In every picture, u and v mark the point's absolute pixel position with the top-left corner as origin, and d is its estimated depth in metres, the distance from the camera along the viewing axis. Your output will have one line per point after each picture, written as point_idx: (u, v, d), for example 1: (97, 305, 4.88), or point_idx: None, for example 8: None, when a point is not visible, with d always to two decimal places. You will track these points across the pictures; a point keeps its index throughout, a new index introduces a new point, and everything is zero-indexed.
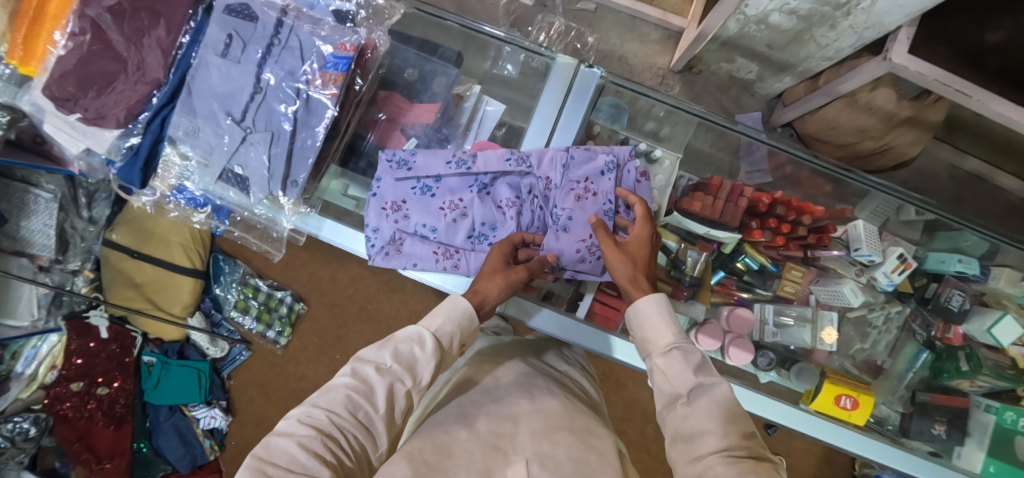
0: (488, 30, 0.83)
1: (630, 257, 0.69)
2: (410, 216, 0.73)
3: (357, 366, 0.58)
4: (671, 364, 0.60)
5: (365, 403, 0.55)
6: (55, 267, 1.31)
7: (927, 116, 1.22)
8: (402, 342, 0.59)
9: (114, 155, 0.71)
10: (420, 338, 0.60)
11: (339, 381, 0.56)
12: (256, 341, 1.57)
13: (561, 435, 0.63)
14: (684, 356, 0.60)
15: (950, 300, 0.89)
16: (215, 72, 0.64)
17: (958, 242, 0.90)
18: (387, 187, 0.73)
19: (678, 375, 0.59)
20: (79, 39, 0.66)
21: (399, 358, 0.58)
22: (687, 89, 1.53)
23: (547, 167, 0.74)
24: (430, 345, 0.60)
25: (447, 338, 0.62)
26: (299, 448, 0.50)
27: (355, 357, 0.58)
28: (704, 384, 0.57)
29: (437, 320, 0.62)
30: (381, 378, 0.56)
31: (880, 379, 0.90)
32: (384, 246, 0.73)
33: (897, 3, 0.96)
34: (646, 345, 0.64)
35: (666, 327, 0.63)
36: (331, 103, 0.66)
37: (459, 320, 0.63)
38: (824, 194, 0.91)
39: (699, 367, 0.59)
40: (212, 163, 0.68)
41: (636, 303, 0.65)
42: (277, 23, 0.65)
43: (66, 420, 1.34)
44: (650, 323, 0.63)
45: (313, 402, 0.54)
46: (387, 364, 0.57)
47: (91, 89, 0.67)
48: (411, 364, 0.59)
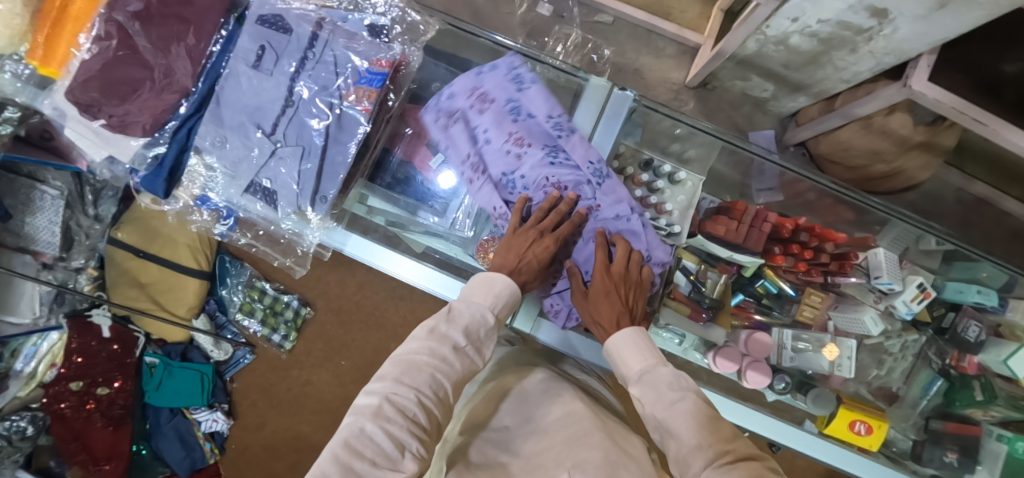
0: (496, 37, 0.81)
1: (595, 305, 0.68)
2: (481, 117, 0.73)
3: (433, 343, 0.57)
4: (646, 392, 0.60)
5: (446, 381, 0.57)
6: (59, 265, 1.27)
7: (940, 141, 1.23)
8: (471, 321, 0.60)
9: (138, 165, 0.69)
10: (484, 319, 0.61)
11: (420, 355, 0.56)
12: (261, 344, 1.55)
13: (597, 437, 0.61)
14: (657, 378, 0.60)
15: (967, 331, 0.88)
16: (246, 83, 0.63)
17: (975, 273, 0.90)
18: (492, 83, 0.74)
19: (652, 400, 0.59)
20: (104, 44, 0.64)
21: (470, 338, 0.60)
22: (700, 105, 1.53)
23: (607, 201, 0.71)
24: (494, 326, 0.62)
25: (506, 313, 0.63)
26: (396, 426, 0.52)
27: (429, 333, 0.58)
28: (674, 403, 0.57)
29: (498, 301, 0.62)
30: (459, 358, 0.58)
31: (894, 405, 0.91)
32: (444, 111, 0.75)
33: (919, 31, 0.97)
34: (623, 377, 0.64)
35: (636, 353, 0.63)
36: (364, 118, 0.65)
37: (512, 301, 0.63)
38: (844, 220, 0.92)
39: (672, 384, 0.59)
40: (240, 175, 0.67)
41: (606, 345, 0.66)
42: (311, 37, 0.64)
43: (64, 419, 1.30)
44: (621, 356, 0.64)
45: (398, 380, 0.54)
46: (462, 343, 0.59)
47: (115, 96, 0.66)
48: (479, 343, 0.61)
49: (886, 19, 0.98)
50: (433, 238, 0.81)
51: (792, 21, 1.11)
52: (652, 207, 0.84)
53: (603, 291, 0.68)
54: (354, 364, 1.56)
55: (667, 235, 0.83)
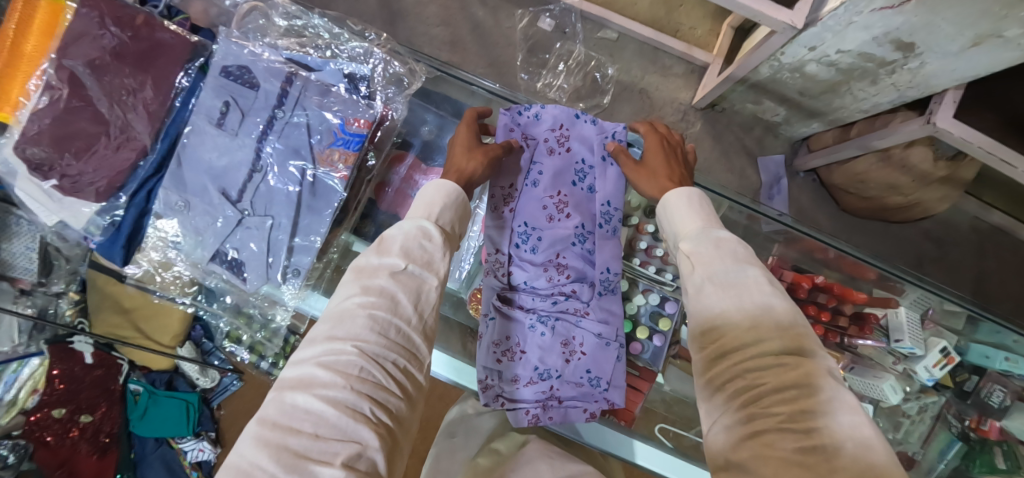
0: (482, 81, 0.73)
1: (652, 169, 0.69)
2: (551, 155, 0.73)
3: (365, 282, 0.49)
4: (698, 246, 0.55)
5: (393, 319, 0.47)
6: (35, 290, 1.03)
7: (961, 173, 1.17)
8: (408, 241, 0.53)
9: (93, 230, 0.61)
10: (425, 233, 0.54)
11: (349, 304, 0.47)
12: (249, 371, 1.48)
13: None
14: (711, 235, 0.55)
15: (990, 396, 0.83)
16: (211, 143, 0.57)
17: (1004, 338, 0.84)
18: (580, 141, 0.74)
19: (705, 257, 0.53)
20: (55, 93, 0.57)
21: (412, 258, 0.52)
22: (709, 127, 1.45)
23: (596, 311, 0.73)
24: (437, 235, 0.55)
25: (449, 225, 0.58)
26: (337, 387, 0.42)
27: (357, 273, 0.49)
28: (737, 270, 0.50)
29: (435, 209, 0.58)
30: (401, 286, 0.49)
31: (910, 471, 0.85)
32: (521, 127, 0.73)
33: (948, 67, 0.90)
34: (675, 236, 0.60)
35: (693, 216, 0.59)
36: (341, 186, 0.59)
37: (454, 205, 0.59)
38: (868, 280, 0.83)
39: (736, 253, 0.52)
40: (203, 243, 0.60)
41: (665, 199, 0.63)
42: (281, 93, 0.58)
43: (47, 445, 1.22)
44: (675, 216, 0.61)
45: (329, 336, 0.45)
46: (400, 266, 0.51)
47: (69, 152, 0.58)
48: (427, 261, 0.53)
49: (912, 52, 0.91)
50: None
51: (810, 49, 1.04)
52: (657, 259, 0.82)
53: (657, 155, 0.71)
54: None
55: (672, 289, 0.82)
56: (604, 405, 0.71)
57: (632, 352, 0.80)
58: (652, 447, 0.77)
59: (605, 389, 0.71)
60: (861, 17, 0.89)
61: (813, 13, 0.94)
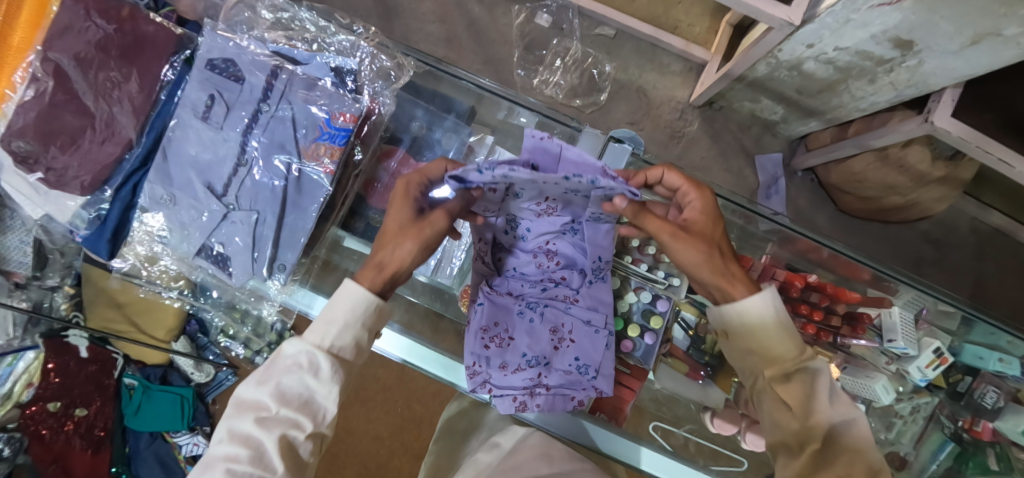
0: (476, 79, 0.73)
1: (706, 243, 0.60)
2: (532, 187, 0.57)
3: (235, 422, 0.51)
4: (794, 389, 0.54)
5: (252, 470, 0.48)
6: (32, 284, 1.11)
7: (960, 174, 1.16)
8: (286, 374, 0.52)
9: (77, 223, 0.61)
10: (309, 365, 0.53)
11: (217, 452, 0.50)
12: (244, 366, 1.47)
13: None
14: (810, 374, 0.55)
15: (984, 397, 0.82)
16: (196, 137, 0.57)
17: (997, 340, 0.83)
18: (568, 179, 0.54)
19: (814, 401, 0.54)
20: (41, 86, 0.57)
21: (286, 400, 0.51)
22: (706, 125, 1.44)
23: (585, 299, 0.73)
24: (323, 366, 0.53)
25: (345, 350, 0.54)
26: None
27: (232, 410, 0.51)
28: (846, 423, 0.53)
29: (330, 332, 0.54)
30: (265, 432, 0.50)
31: (901, 471, 0.85)
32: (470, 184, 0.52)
33: (945, 65, 0.89)
34: (753, 357, 0.58)
35: (780, 337, 0.56)
36: (326, 180, 0.58)
37: (356, 320, 0.55)
38: (862, 280, 0.83)
39: (834, 400, 0.54)
40: (188, 238, 0.60)
41: (744, 307, 0.57)
42: (266, 87, 0.57)
43: (41, 439, 1.24)
44: (761, 333, 0.56)
45: None
46: (271, 410, 0.51)
47: (54, 146, 0.58)
48: (306, 399, 0.52)
49: (910, 51, 0.90)
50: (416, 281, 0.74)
51: (808, 47, 1.03)
52: (649, 257, 0.81)
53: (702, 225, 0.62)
54: None
55: (664, 287, 0.80)
56: (593, 393, 0.71)
57: (623, 350, 0.79)
58: (658, 453, 0.76)
59: (594, 377, 0.70)
60: (859, 14, 0.88)
61: (810, 11, 0.93)
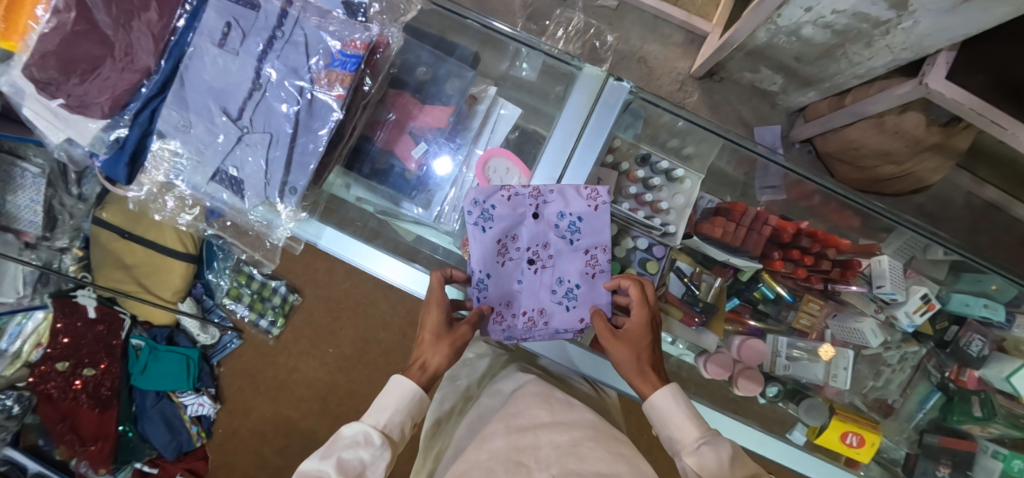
0: (495, 25, 0.76)
1: (635, 349, 0.67)
2: (530, 301, 0.70)
3: None
4: (704, 462, 0.57)
5: None
6: (42, 245, 1.15)
7: (954, 143, 1.17)
8: (347, 449, 0.56)
9: (98, 148, 0.63)
10: (368, 437, 0.58)
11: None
12: (248, 330, 1.51)
13: (588, 448, 0.60)
14: (720, 443, 0.58)
15: (969, 345, 0.85)
16: (212, 62, 0.59)
17: (984, 286, 0.85)
18: (561, 314, 0.70)
19: (714, 472, 0.56)
20: (63, 16, 0.59)
21: (347, 469, 0.54)
22: (706, 97, 1.47)
23: (576, 253, 0.70)
24: (380, 446, 0.58)
25: (396, 430, 0.61)
26: None
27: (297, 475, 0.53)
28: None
29: (384, 414, 0.61)
30: None
31: (889, 418, 0.88)
32: (503, 322, 0.70)
33: (940, 25, 0.91)
34: (672, 443, 0.62)
35: (688, 423, 0.61)
36: (337, 104, 0.61)
37: (405, 407, 0.62)
38: (852, 227, 0.86)
39: (733, 461, 0.57)
40: (204, 162, 0.63)
41: (653, 400, 0.64)
42: (280, 14, 0.60)
43: (50, 399, 1.23)
44: (670, 422, 0.62)
45: None
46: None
47: (75, 73, 0.60)
48: (361, 471, 0.55)
49: (905, 11, 0.92)
50: (423, 228, 0.80)
51: (806, 10, 1.05)
52: (646, 206, 0.83)
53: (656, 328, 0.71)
54: (344, 352, 1.53)
55: (660, 235, 0.82)
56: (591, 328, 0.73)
57: None
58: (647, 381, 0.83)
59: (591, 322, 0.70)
60: None
61: None
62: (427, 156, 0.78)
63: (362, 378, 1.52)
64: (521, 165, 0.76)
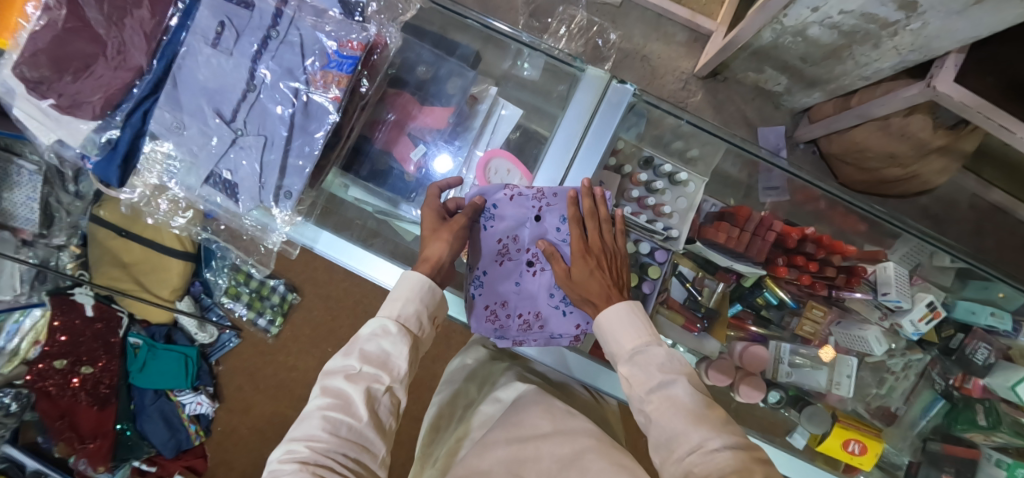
0: (493, 24, 0.74)
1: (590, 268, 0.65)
2: (526, 302, 0.69)
3: (327, 382, 0.56)
4: (635, 372, 0.58)
5: (345, 420, 0.53)
6: (39, 242, 1.14)
7: (961, 145, 1.16)
8: (368, 341, 0.58)
9: (89, 149, 0.62)
10: (385, 329, 0.58)
11: (313, 406, 0.55)
12: (247, 328, 1.50)
13: (591, 459, 0.58)
14: (649, 358, 0.58)
15: (975, 354, 0.84)
16: (206, 63, 0.58)
17: (991, 293, 0.83)
18: (557, 319, 0.69)
19: (642, 380, 0.58)
20: (54, 14, 0.58)
21: (367, 359, 0.57)
22: (710, 97, 1.45)
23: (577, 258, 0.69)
24: (398, 334, 0.59)
25: (412, 319, 0.60)
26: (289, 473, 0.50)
27: (324, 374, 0.57)
28: (664, 382, 0.56)
29: (397, 305, 0.60)
30: (353, 384, 0.55)
31: (892, 426, 0.86)
32: (498, 322, 0.69)
33: (950, 27, 0.89)
34: (612, 356, 0.62)
35: (631, 333, 0.61)
36: (333, 107, 0.60)
37: (420, 297, 0.61)
38: (858, 232, 0.85)
39: (662, 366, 0.58)
40: (198, 165, 0.62)
41: (604, 316, 0.62)
42: (275, 13, 0.59)
43: (49, 396, 1.23)
44: (610, 334, 0.62)
45: (291, 439, 0.53)
46: (356, 368, 0.56)
47: (68, 72, 0.59)
48: (384, 360, 0.57)
49: (914, 12, 0.91)
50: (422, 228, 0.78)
51: (813, 11, 1.03)
52: (648, 210, 0.82)
53: (601, 245, 0.67)
54: (342, 352, 1.52)
55: (663, 239, 0.81)
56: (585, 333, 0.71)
57: None
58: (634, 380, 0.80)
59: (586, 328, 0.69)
60: None
61: None
62: (427, 158, 0.76)
63: None
64: (522, 167, 0.75)
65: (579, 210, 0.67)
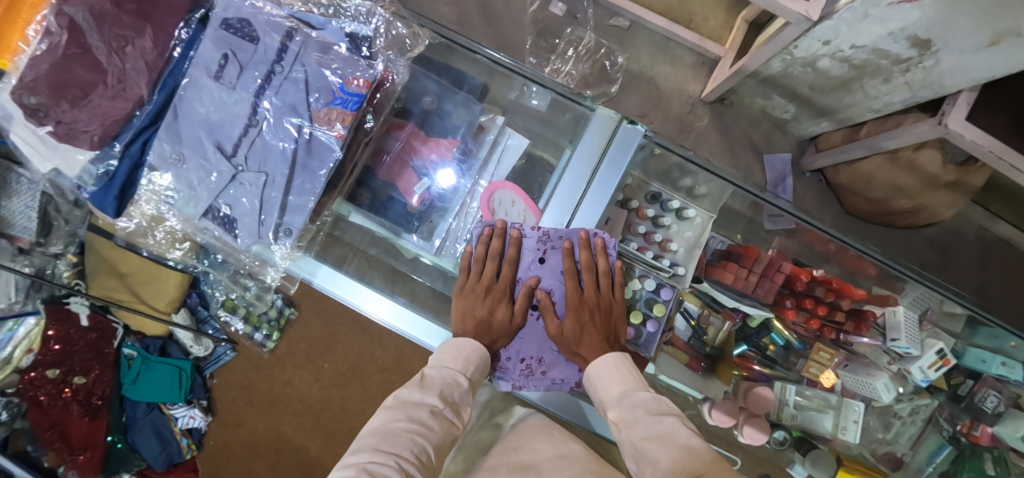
0: (485, 51, 0.75)
1: (588, 320, 0.65)
2: (525, 349, 0.67)
3: (410, 411, 0.56)
4: (624, 415, 0.58)
5: (428, 451, 0.54)
6: (36, 251, 1.15)
7: (970, 181, 1.15)
8: (445, 386, 0.60)
9: (86, 180, 0.61)
10: (457, 382, 0.61)
11: (395, 426, 0.54)
12: (243, 342, 1.49)
13: None
14: (634, 402, 0.58)
15: (984, 400, 0.82)
16: (208, 96, 0.57)
17: (1002, 342, 0.82)
18: (555, 365, 0.68)
19: (629, 426, 0.57)
20: (54, 39, 0.56)
21: (447, 401, 0.59)
22: (717, 121, 1.44)
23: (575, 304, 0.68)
24: (468, 390, 0.61)
25: (479, 377, 0.63)
26: None
27: (403, 401, 0.56)
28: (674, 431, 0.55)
29: (473, 363, 0.62)
30: (437, 421, 0.56)
31: (898, 471, 0.86)
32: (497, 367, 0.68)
33: (963, 67, 0.88)
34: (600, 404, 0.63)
35: (617, 379, 0.62)
36: (337, 144, 0.59)
37: (483, 365, 0.64)
38: (869, 276, 0.82)
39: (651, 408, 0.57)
40: (197, 198, 0.61)
41: (594, 365, 0.63)
42: (280, 48, 0.58)
43: (39, 406, 1.22)
44: (597, 382, 0.63)
45: (377, 450, 0.51)
46: (439, 406, 0.57)
47: (65, 100, 0.57)
48: (456, 408, 0.60)
49: (929, 50, 0.90)
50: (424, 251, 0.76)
51: (824, 43, 1.03)
52: (654, 245, 0.80)
53: (596, 298, 0.66)
54: (338, 368, 1.50)
55: (669, 276, 0.79)
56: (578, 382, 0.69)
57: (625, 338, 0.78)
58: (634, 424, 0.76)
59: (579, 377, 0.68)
60: (878, 10, 0.87)
61: (829, 6, 0.93)
62: (430, 190, 0.74)
63: (357, 397, 1.50)
64: (527, 198, 0.72)
65: (577, 260, 0.67)
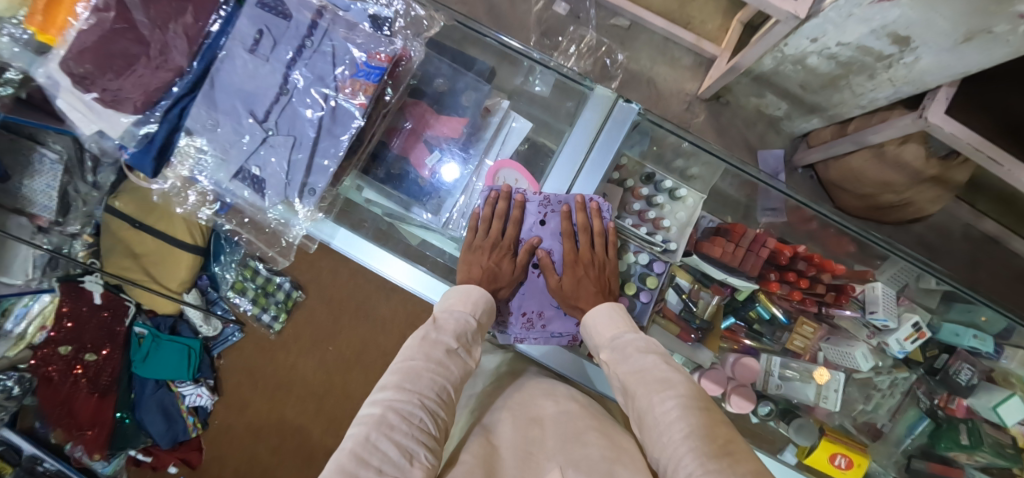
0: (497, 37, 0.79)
1: (583, 277, 0.70)
2: (527, 304, 0.74)
3: (427, 351, 0.60)
4: (614, 357, 0.63)
5: (447, 388, 0.59)
6: (54, 230, 1.10)
7: (953, 176, 1.21)
8: (457, 327, 0.64)
9: (127, 141, 0.66)
10: (468, 323, 0.65)
11: (413, 364, 0.58)
12: (250, 324, 1.53)
13: (592, 437, 0.63)
14: (627, 343, 0.63)
15: (958, 374, 0.88)
16: (243, 66, 0.63)
17: (973, 317, 0.87)
18: (555, 320, 0.74)
19: (619, 362, 0.62)
20: (101, 15, 0.62)
21: (460, 341, 0.63)
22: (712, 119, 1.50)
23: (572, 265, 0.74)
24: (478, 331, 0.66)
25: (486, 318, 0.67)
26: (403, 432, 0.52)
27: (420, 342, 0.61)
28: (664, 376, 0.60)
29: (480, 305, 0.66)
30: (452, 360, 0.61)
31: (877, 442, 0.89)
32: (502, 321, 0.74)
33: (941, 63, 0.94)
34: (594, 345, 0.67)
35: (610, 325, 0.66)
36: (359, 113, 0.65)
37: (488, 312, 0.68)
38: (848, 253, 0.89)
39: (643, 348, 0.62)
40: (229, 160, 0.66)
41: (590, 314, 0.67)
42: (311, 25, 0.64)
43: (50, 382, 1.25)
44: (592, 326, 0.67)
45: (400, 387, 0.56)
46: (453, 346, 0.62)
47: (111, 70, 0.63)
48: (468, 347, 0.64)
49: (908, 46, 0.96)
50: (429, 231, 0.82)
51: (811, 41, 1.09)
52: (648, 222, 0.85)
53: (591, 257, 0.72)
54: (342, 351, 1.55)
55: (661, 251, 0.83)
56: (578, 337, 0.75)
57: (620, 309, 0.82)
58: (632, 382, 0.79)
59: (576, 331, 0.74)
60: (860, 9, 0.93)
61: (816, 5, 0.99)
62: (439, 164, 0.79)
63: (360, 380, 1.54)
64: (530, 176, 0.79)
65: (574, 223, 0.73)
